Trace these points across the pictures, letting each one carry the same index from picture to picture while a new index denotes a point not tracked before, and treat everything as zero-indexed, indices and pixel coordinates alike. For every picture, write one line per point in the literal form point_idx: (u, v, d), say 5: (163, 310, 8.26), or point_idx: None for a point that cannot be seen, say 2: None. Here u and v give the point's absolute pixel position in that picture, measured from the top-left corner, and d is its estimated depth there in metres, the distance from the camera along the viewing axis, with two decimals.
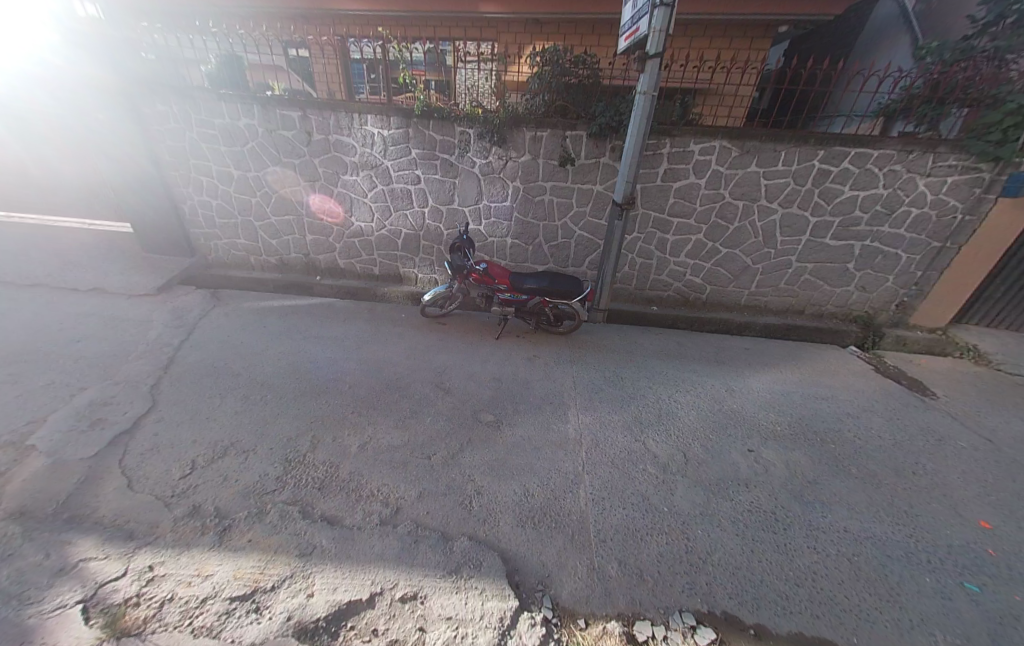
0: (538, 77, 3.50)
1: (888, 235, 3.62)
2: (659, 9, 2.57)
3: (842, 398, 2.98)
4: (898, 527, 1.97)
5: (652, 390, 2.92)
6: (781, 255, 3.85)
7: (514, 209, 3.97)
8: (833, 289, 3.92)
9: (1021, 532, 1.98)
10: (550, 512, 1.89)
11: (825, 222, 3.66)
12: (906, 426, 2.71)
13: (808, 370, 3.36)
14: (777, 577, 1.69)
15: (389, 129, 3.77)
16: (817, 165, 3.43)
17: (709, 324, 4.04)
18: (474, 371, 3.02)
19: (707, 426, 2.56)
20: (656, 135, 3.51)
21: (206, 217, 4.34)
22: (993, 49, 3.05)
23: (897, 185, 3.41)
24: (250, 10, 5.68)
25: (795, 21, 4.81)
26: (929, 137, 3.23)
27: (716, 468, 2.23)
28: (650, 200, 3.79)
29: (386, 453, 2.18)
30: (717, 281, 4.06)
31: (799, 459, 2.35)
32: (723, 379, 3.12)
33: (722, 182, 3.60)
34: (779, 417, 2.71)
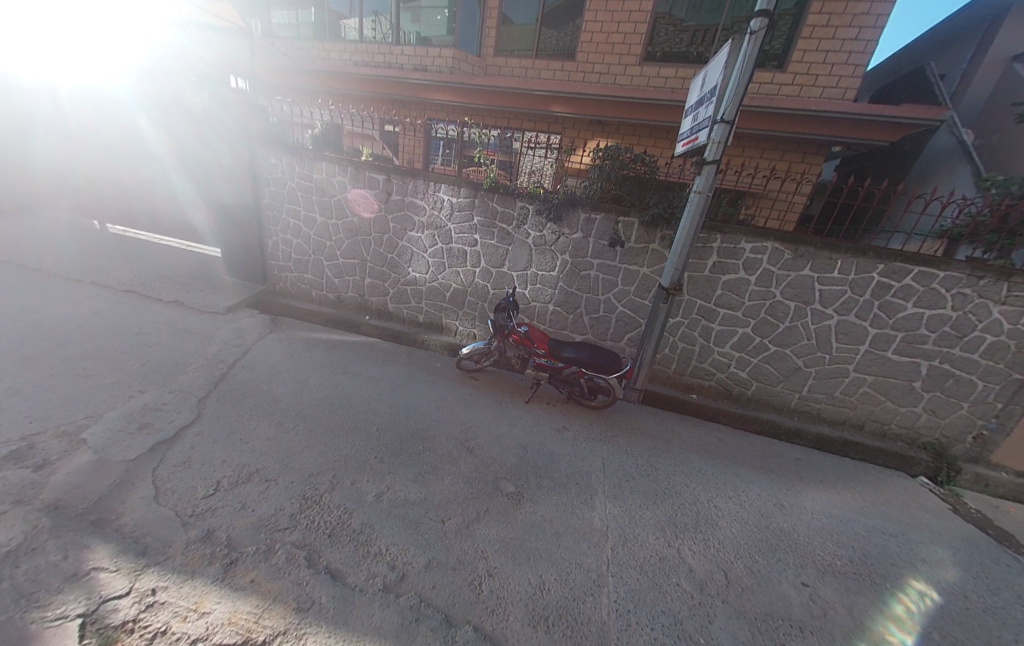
0: (598, 169, 3.82)
1: (960, 358, 3.36)
2: (719, 124, 2.81)
3: (915, 538, 2.57)
4: None
5: (688, 488, 2.68)
6: (836, 362, 3.65)
7: (560, 279, 4.13)
8: (896, 407, 3.60)
9: None
10: (566, 615, 1.68)
11: (886, 335, 3.48)
12: (1000, 589, 2.26)
13: (871, 496, 2.98)
14: None
15: (458, 197, 4.18)
16: (876, 278, 3.37)
17: (752, 423, 3.76)
18: (500, 434, 2.94)
19: (751, 543, 2.27)
20: (706, 230, 3.64)
21: (284, 252, 4.85)
22: None
23: (968, 309, 3.23)
24: (360, 94, 6.83)
25: (849, 143, 5.05)
26: (1001, 266, 3.10)
27: (762, 599, 1.93)
28: (697, 289, 3.82)
29: (401, 508, 2.09)
30: (763, 378, 3.87)
31: (865, 608, 1.98)
32: (770, 491, 2.82)
33: (773, 282, 3.60)
34: (837, 548, 2.36)
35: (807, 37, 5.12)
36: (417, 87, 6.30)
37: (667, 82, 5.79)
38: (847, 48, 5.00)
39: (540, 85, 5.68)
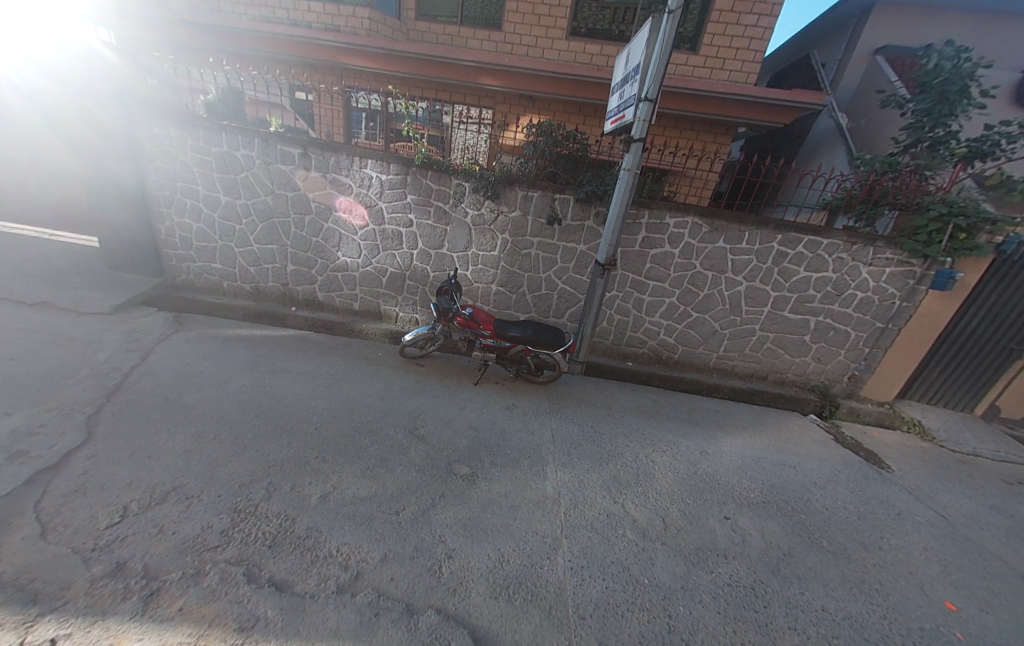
0: (532, 145, 3.78)
1: (838, 313, 3.97)
2: (644, 102, 2.91)
3: (808, 466, 3.06)
4: (872, 605, 1.96)
5: (629, 448, 2.90)
6: (745, 323, 4.11)
7: (501, 259, 4.10)
8: (792, 358, 4.18)
9: (983, 615, 2.01)
10: (525, 582, 1.76)
11: (784, 297, 3.98)
12: (867, 498, 2.79)
13: (775, 436, 3.47)
14: None
15: (387, 174, 3.91)
16: (776, 247, 3.81)
17: (680, 383, 4.15)
18: (450, 418, 2.91)
19: (683, 489, 2.54)
20: (635, 206, 3.82)
21: (183, 239, 4.21)
22: (915, 165, 3.60)
23: (844, 271, 3.81)
24: (263, 56, 5.99)
25: (753, 124, 5.55)
26: (868, 233, 3.68)
27: (694, 536, 2.18)
28: (629, 263, 4.03)
29: (350, 506, 2.00)
30: (688, 342, 4.25)
31: (773, 530, 2.34)
32: (698, 442, 3.15)
33: (694, 254, 3.91)
34: (751, 483, 2.73)
35: (716, 20, 5.44)
36: (332, 50, 5.67)
37: (593, 59, 5.84)
38: (750, 33, 5.42)
39: (468, 54, 5.41)
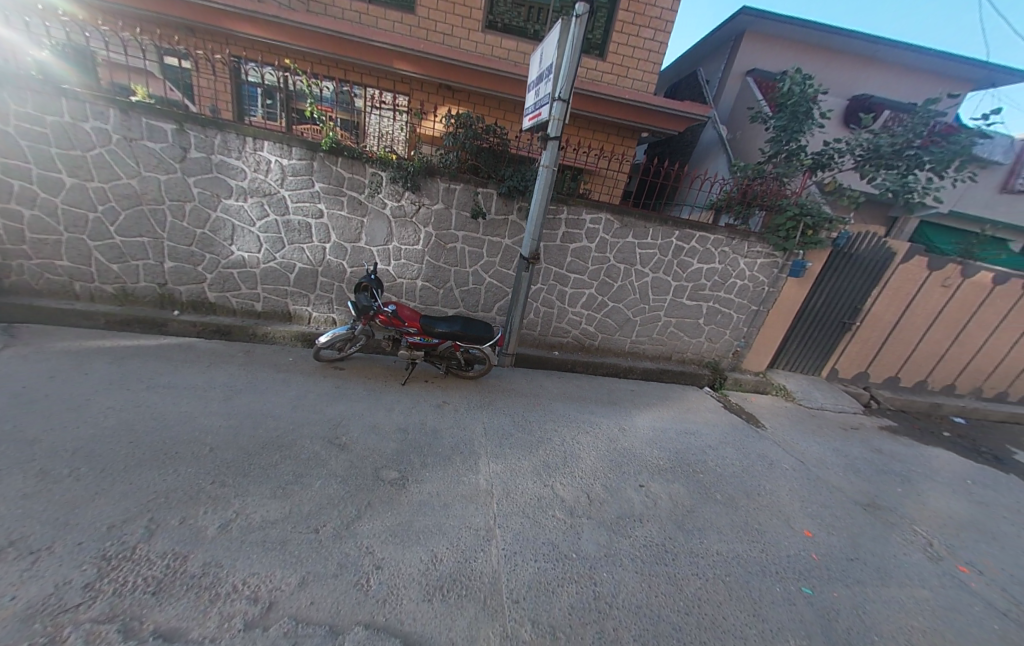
0: (451, 136, 3.70)
1: (725, 299, 4.60)
2: (558, 102, 3.03)
3: (705, 432, 3.52)
4: (754, 543, 2.33)
5: (557, 432, 3.05)
6: (653, 310, 4.56)
7: (425, 253, 3.96)
8: (691, 339, 4.75)
9: (829, 536, 2.51)
10: (459, 578, 1.74)
11: (682, 286, 4.50)
12: (749, 454, 3.30)
13: (679, 409, 3.92)
14: (671, 609, 1.80)
15: (289, 158, 3.51)
16: (675, 242, 4.27)
17: (601, 368, 4.45)
18: (375, 422, 2.76)
19: (605, 465, 2.75)
20: (555, 202, 3.97)
21: (8, 230, 3.32)
22: (776, 173, 4.31)
23: (728, 263, 4.42)
24: (116, 9, 4.94)
25: (654, 130, 6.11)
26: (745, 230, 4.32)
27: (615, 506, 2.38)
28: (552, 257, 4.19)
29: (258, 531, 1.79)
30: (606, 330, 4.57)
31: (680, 491, 2.65)
32: (617, 420, 3.43)
33: (608, 249, 4.21)
34: (661, 452, 3.06)
35: (619, 30, 5.86)
36: (212, 13, 4.90)
37: (509, 55, 5.90)
38: (648, 47, 5.94)
39: (378, 34, 5.07)
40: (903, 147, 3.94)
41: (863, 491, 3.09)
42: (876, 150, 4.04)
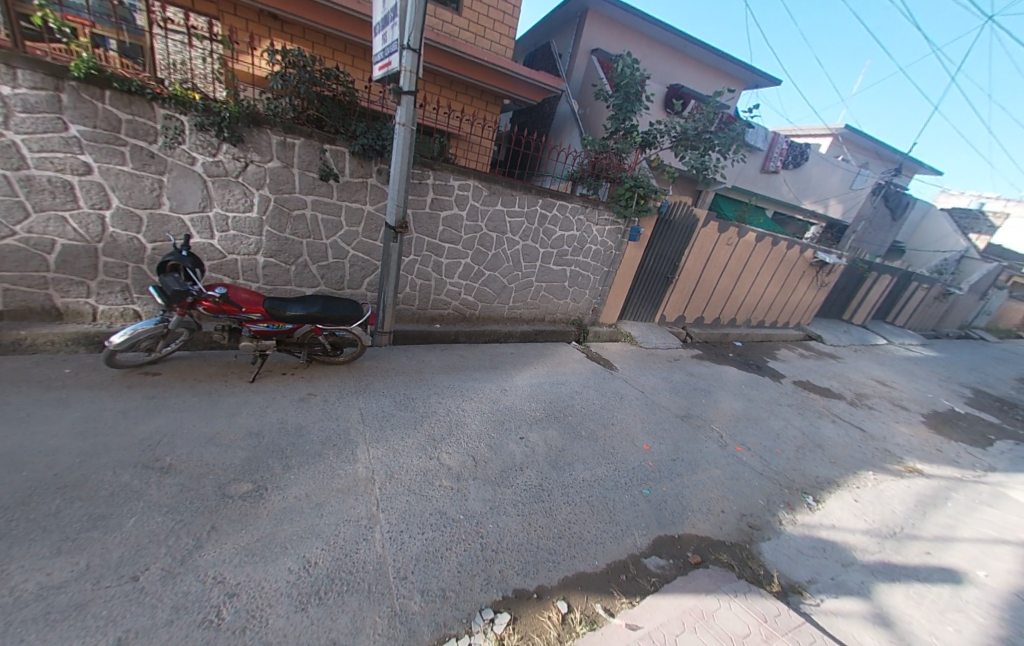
0: (280, 77, 3.04)
1: (583, 262, 5.14)
2: (408, 51, 2.75)
3: (573, 381, 3.98)
4: (611, 465, 2.78)
5: (439, 403, 3.04)
6: (526, 276, 4.81)
7: (264, 223, 3.30)
8: (559, 301, 5.21)
9: (663, 446, 3.17)
10: (338, 576, 1.61)
11: (548, 252, 4.83)
12: (607, 393, 3.89)
13: (552, 364, 4.32)
14: (548, 538, 2.04)
15: (13, 86, 2.44)
16: (540, 209, 4.49)
17: (482, 336, 4.53)
18: (214, 431, 2.28)
19: (488, 425, 2.88)
20: (418, 165, 3.69)
21: None
22: (617, 148, 4.86)
23: (584, 229, 4.90)
24: None
25: (515, 98, 6.17)
26: (596, 199, 4.81)
27: (498, 461, 2.53)
28: (422, 225, 3.94)
29: (33, 606, 1.33)
30: (484, 298, 4.65)
31: (554, 435, 2.96)
32: (497, 382, 3.59)
33: (478, 217, 4.18)
34: (538, 404, 3.34)
35: None
36: None
37: None
38: (502, 7, 5.84)
39: None
40: (702, 131, 4.83)
41: (685, 407, 3.97)
42: (684, 134, 4.87)
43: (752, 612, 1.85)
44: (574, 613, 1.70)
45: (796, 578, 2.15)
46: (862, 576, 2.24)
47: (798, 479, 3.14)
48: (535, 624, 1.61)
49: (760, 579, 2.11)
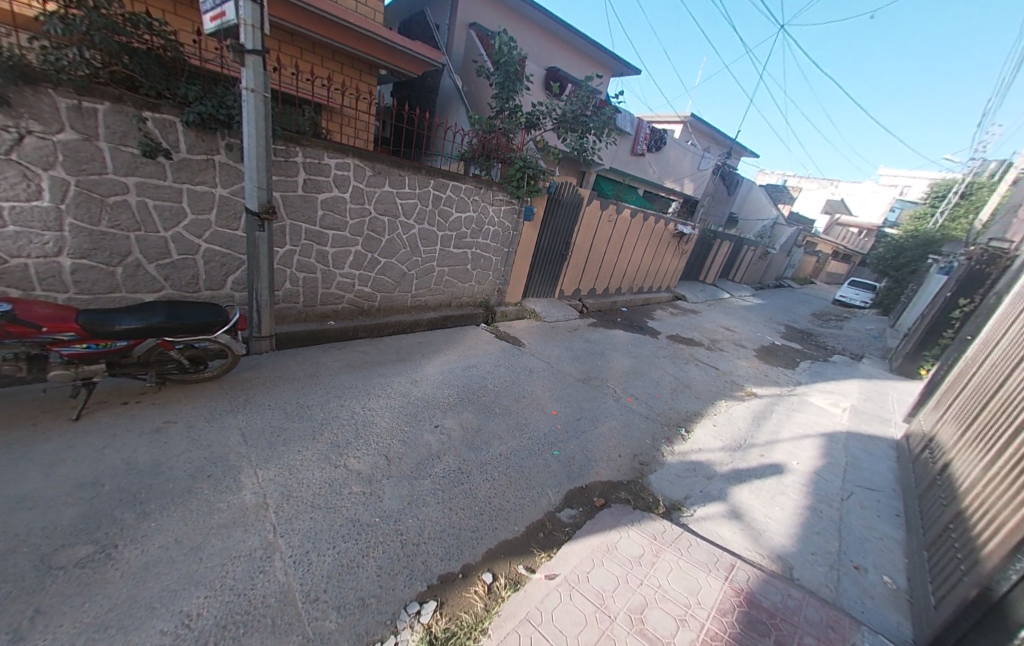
0: (56, 18, 2.25)
1: (483, 244, 5.13)
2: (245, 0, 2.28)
3: (483, 362, 4.04)
4: (525, 435, 2.92)
5: (342, 405, 2.79)
6: (426, 262, 4.58)
7: (65, 213, 2.53)
8: (464, 284, 5.15)
9: (570, 410, 3.43)
10: (232, 619, 1.41)
11: (447, 235, 4.68)
12: (517, 368, 4.04)
13: (461, 348, 4.30)
14: (471, 517, 2.08)
15: None
16: (432, 190, 4.27)
17: (386, 328, 4.27)
18: (24, 491, 1.74)
19: (399, 419, 2.77)
20: (280, 141, 3.11)
21: None
22: (503, 128, 4.87)
23: (480, 210, 4.86)
24: None
25: (392, 68, 5.70)
26: (488, 179, 4.78)
27: (413, 454, 2.45)
28: (296, 211, 3.39)
29: None
30: (383, 288, 4.29)
31: (469, 417, 2.98)
32: (404, 373, 3.44)
33: (365, 198, 3.77)
34: (450, 390, 3.32)
35: None
36: None
37: None
38: None
39: None
40: (579, 114, 5.12)
41: (586, 372, 4.35)
42: (564, 116, 5.13)
43: (647, 534, 2.17)
44: (499, 581, 1.78)
45: (678, 498, 2.58)
46: (723, 484, 2.79)
47: (676, 417, 3.72)
48: (462, 603, 1.65)
49: (652, 505, 2.48)
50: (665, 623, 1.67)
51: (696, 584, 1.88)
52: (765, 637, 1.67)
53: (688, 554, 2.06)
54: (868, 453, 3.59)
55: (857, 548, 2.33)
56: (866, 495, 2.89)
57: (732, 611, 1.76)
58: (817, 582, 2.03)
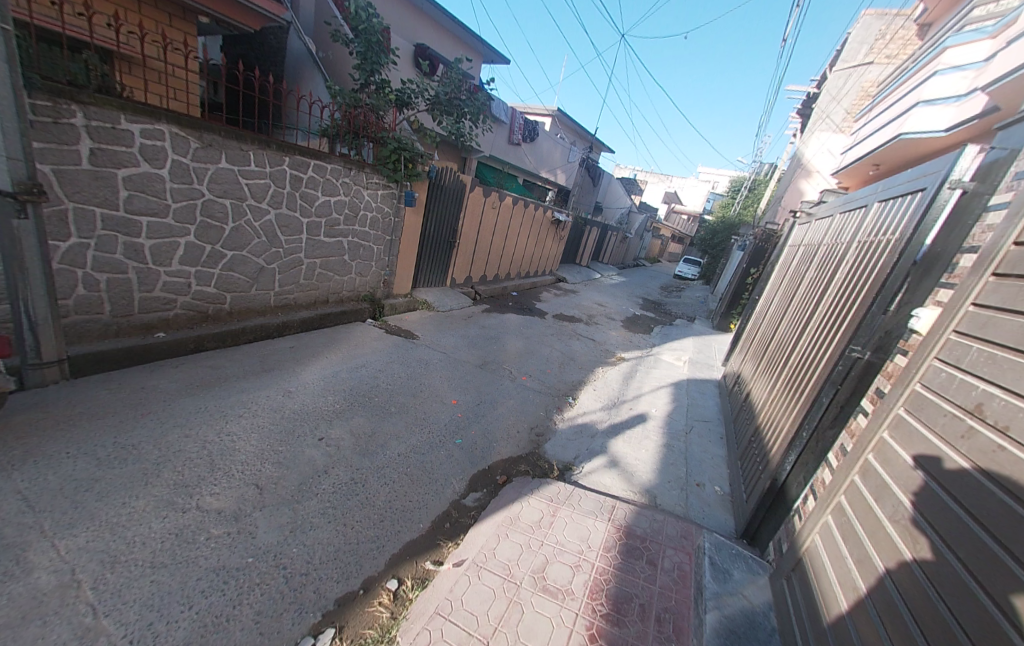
0: None
1: (361, 232, 4.69)
2: None
3: (372, 360, 3.75)
4: (424, 431, 2.82)
5: (192, 435, 2.28)
6: (290, 253, 3.97)
7: None
8: (342, 278, 4.64)
9: (468, 397, 3.44)
10: None
11: (315, 222, 4.12)
12: (409, 362, 3.87)
13: (344, 348, 3.90)
14: (369, 529, 1.93)
15: None
16: (288, 170, 3.67)
17: (246, 334, 3.59)
18: None
19: (273, 438, 2.40)
20: (41, 94, 2.26)
21: None
22: (370, 104, 4.45)
23: (353, 194, 4.40)
24: None
25: (218, 18, 4.63)
26: (358, 160, 4.34)
27: (294, 475, 2.16)
28: (82, 190, 2.55)
29: None
30: (235, 287, 3.57)
31: (360, 422, 2.75)
32: (275, 385, 2.97)
33: (192, 176, 3.03)
34: (334, 396, 3.00)
35: None
36: None
37: None
38: None
39: None
40: (452, 97, 5.01)
41: (481, 357, 4.42)
42: (437, 97, 4.96)
43: (544, 499, 2.35)
44: (405, 584, 1.72)
45: (569, 460, 2.85)
46: (604, 440, 3.17)
47: (565, 388, 4.07)
48: (365, 619, 1.55)
49: (548, 471, 2.69)
50: (564, 573, 1.84)
51: (586, 531, 2.12)
52: (639, 559, 1.98)
53: (579, 508, 2.30)
54: (703, 394, 4.51)
55: (699, 471, 2.92)
56: (703, 428, 3.64)
57: (614, 545, 2.05)
58: (673, 504, 2.49)
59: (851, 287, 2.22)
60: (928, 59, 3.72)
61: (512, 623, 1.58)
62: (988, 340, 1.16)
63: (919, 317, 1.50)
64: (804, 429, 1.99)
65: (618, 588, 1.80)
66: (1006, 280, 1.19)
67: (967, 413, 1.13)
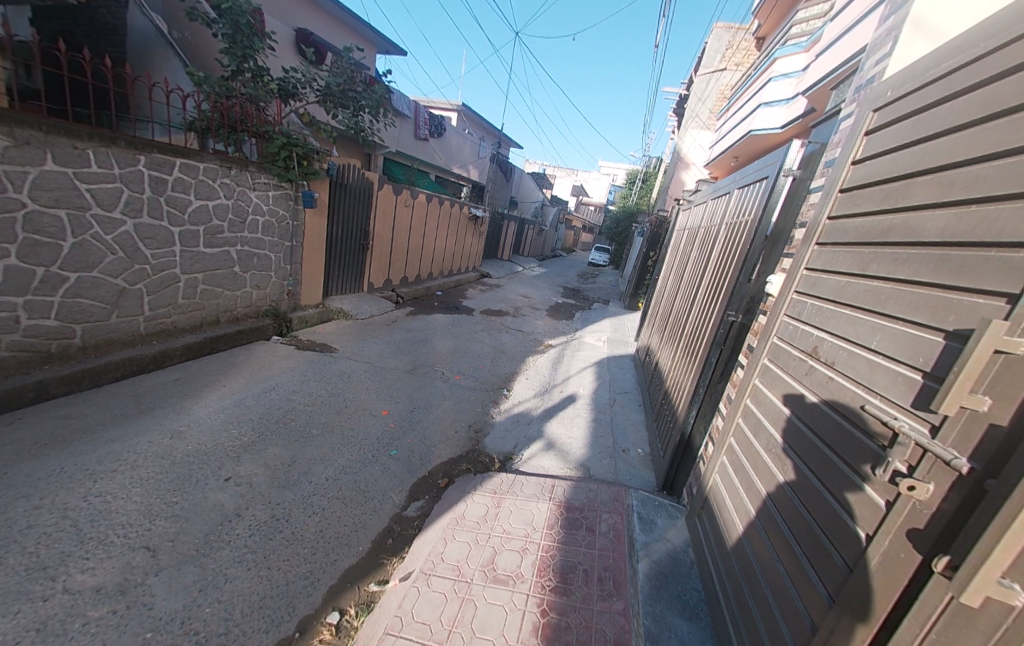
0: None
1: (252, 239, 4.16)
2: None
3: (283, 381, 3.39)
4: (353, 447, 2.65)
5: (46, 504, 1.84)
6: (160, 270, 3.37)
7: None
8: (233, 293, 4.07)
9: (398, 405, 3.30)
10: None
11: (189, 231, 3.54)
12: (328, 378, 3.57)
13: (247, 372, 3.45)
14: (300, 565, 1.77)
15: None
16: (145, 171, 3.09)
17: (110, 372, 2.95)
18: None
19: (163, 488, 2.05)
20: None
21: None
22: (247, 94, 3.94)
23: (237, 196, 3.88)
24: None
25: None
26: (239, 158, 3.82)
27: (198, 524, 1.88)
28: None
29: None
30: (87, 315, 2.93)
31: (276, 451, 2.48)
32: (159, 427, 2.52)
33: (3, 181, 2.40)
34: (241, 427, 2.65)
35: None
36: None
37: None
38: None
39: None
40: (346, 88, 4.67)
41: (410, 362, 4.27)
42: (328, 88, 4.58)
43: (488, 492, 2.38)
44: (349, 613, 1.62)
45: (509, 450, 2.91)
46: (538, 425, 3.30)
47: (499, 381, 4.13)
48: None
49: (489, 465, 2.72)
50: (512, 560, 1.90)
51: (530, 514, 2.20)
52: (580, 529, 2.12)
53: (520, 494, 2.37)
54: (622, 369, 4.93)
55: (624, 439, 3.21)
56: (623, 399, 4.00)
57: (556, 521, 2.16)
58: (604, 472, 2.70)
59: (725, 260, 2.60)
60: (765, 67, 4.47)
61: (467, 621, 1.59)
62: (818, 296, 1.46)
63: (772, 282, 1.83)
64: (701, 386, 2.30)
65: (563, 560, 1.91)
66: (825, 247, 1.50)
67: (809, 356, 1.42)
